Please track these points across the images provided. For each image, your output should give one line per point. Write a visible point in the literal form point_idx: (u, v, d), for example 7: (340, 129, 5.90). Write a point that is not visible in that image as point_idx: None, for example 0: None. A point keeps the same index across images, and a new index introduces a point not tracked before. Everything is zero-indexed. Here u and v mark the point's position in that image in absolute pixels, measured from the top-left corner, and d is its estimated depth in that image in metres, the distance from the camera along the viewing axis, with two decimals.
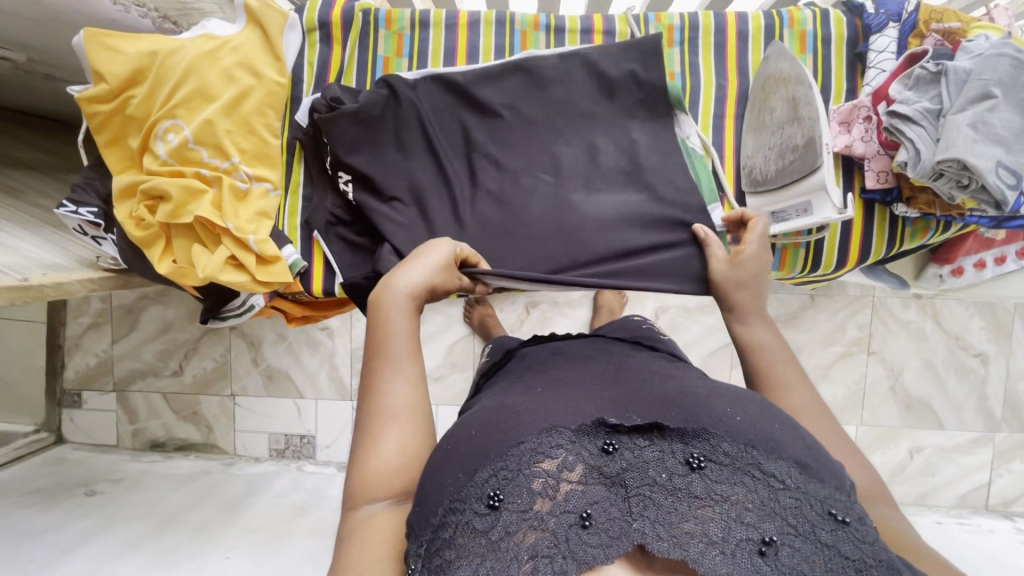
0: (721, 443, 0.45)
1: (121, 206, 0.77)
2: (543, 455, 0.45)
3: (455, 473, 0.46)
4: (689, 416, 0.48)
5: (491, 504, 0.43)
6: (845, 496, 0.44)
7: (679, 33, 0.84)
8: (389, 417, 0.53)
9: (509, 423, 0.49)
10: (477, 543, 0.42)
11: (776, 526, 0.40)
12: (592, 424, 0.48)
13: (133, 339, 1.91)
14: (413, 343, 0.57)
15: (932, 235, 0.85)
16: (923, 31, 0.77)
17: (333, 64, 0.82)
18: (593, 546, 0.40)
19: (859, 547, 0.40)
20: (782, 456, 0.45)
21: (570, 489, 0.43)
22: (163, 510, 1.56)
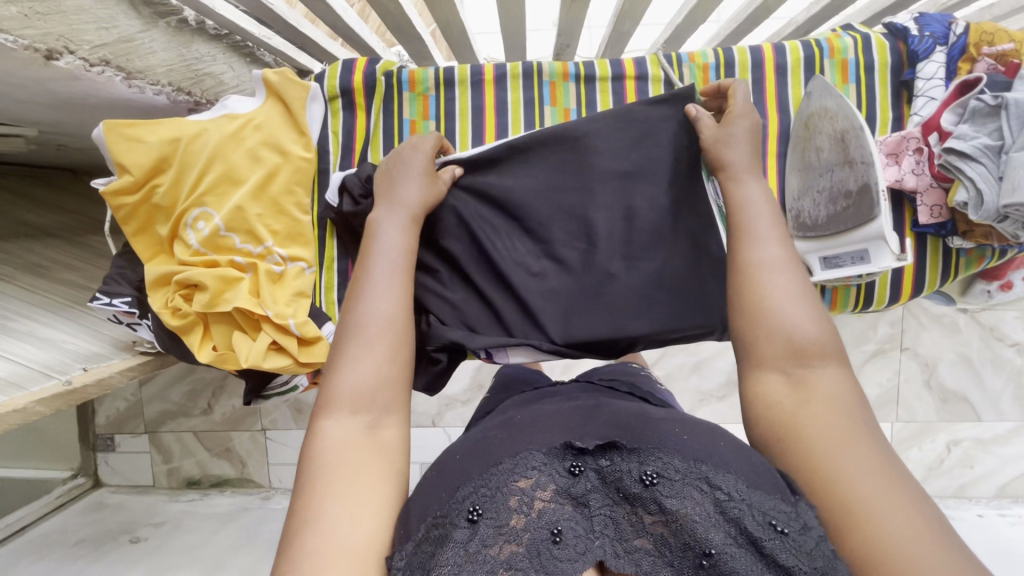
0: (670, 459, 0.40)
1: (156, 295, 0.75)
2: (519, 474, 0.41)
3: (439, 492, 0.43)
4: (640, 437, 0.43)
5: (470, 519, 0.39)
6: (791, 505, 0.39)
7: (714, 71, 0.80)
8: (371, 328, 0.53)
9: (496, 444, 0.45)
10: (454, 554, 0.37)
11: (720, 538, 0.36)
12: (559, 446, 0.43)
13: (160, 381, 1.91)
14: (402, 258, 0.58)
15: (988, 261, 0.81)
16: (975, 55, 0.73)
17: (358, 132, 0.79)
18: (562, 561, 0.36)
19: (795, 555, 0.36)
20: (730, 470, 0.40)
21: (543, 508, 0.39)
22: (209, 554, 1.59)
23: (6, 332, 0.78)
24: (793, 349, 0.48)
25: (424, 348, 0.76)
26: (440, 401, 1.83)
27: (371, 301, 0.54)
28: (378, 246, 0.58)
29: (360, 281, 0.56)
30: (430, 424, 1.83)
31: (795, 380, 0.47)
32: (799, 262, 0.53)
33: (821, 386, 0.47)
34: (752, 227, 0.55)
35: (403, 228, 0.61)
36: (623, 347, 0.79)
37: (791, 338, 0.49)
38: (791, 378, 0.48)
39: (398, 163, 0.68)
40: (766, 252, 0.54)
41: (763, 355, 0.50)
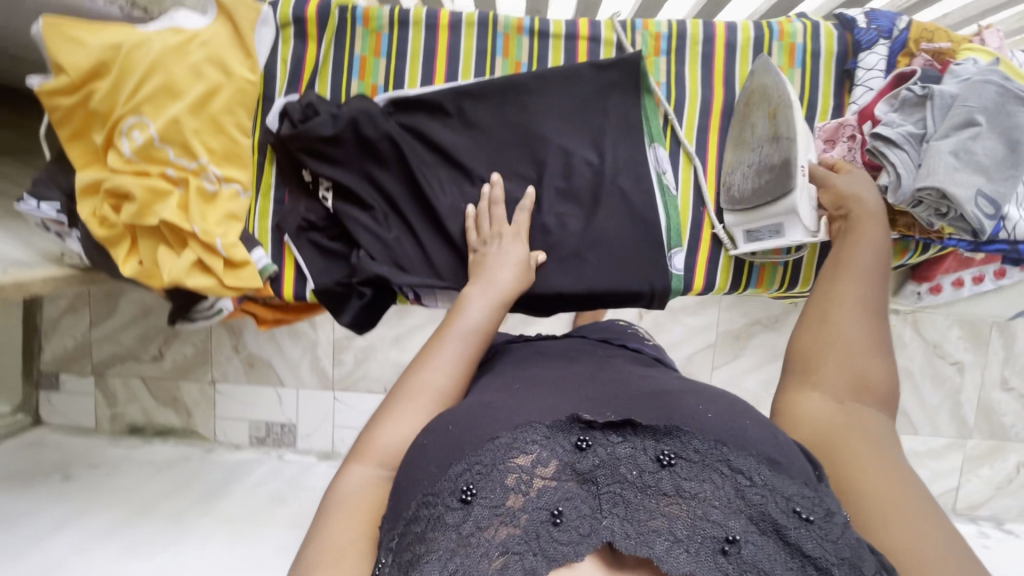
0: (692, 440, 0.45)
1: (85, 203, 0.74)
2: (518, 450, 0.44)
3: (430, 467, 0.46)
4: (663, 415, 0.48)
5: (463, 499, 0.43)
6: (813, 491, 0.44)
7: (666, 41, 0.81)
8: (422, 397, 0.55)
9: (484, 417, 0.48)
10: (446, 538, 0.41)
11: (741, 525, 0.41)
12: (566, 419, 0.47)
13: (113, 323, 1.89)
14: (476, 342, 0.61)
15: (911, 254, 0.86)
16: (913, 49, 0.76)
17: (307, 63, 0.79)
18: (563, 545, 0.40)
19: (820, 546, 0.40)
20: (751, 452, 0.45)
21: (543, 486, 0.43)
22: (141, 497, 1.54)
23: None
24: (856, 385, 0.52)
25: (352, 280, 0.76)
26: (394, 369, 1.85)
27: (432, 370, 0.57)
28: (459, 324, 0.61)
29: (431, 350, 0.59)
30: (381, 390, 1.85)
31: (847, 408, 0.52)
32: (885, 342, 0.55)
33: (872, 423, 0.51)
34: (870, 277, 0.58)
35: (489, 308, 0.64)
36: (552, 306, 0.81)
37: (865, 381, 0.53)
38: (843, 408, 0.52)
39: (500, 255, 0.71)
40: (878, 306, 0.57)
41: (823, 377, 0.54)
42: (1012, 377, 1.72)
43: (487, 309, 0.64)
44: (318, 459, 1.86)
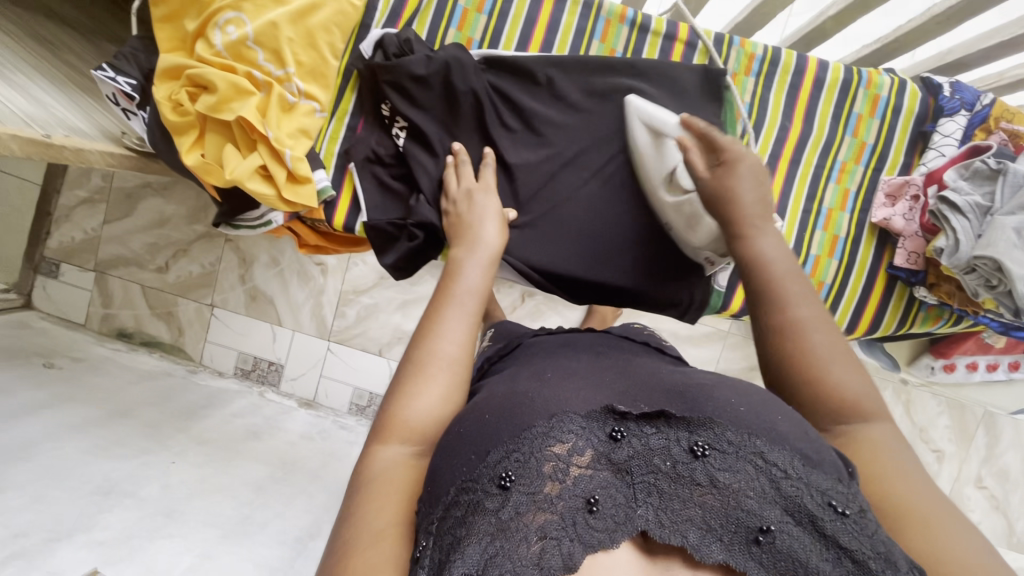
0: (725, 430, 0.40)
1: (162, 86, 0.74)
2: (555, 439, 0.40)
3: (468, 454, 0.42)
4: (693, 406, 0.43)
5: (502, 485, 0.38)
6: (847, 488, 0.40)
7: (758, 64, 0.82)
8: (433, 368, 0.54)
9: (522, 406, 0.43)
10: (486, 522, 0.37)
11: (777, 515, 0.38)
12: (600, 410, 0.43)
13: (127, 225, 1.87)
14: (476, 301, 0.60)
15: (942, 323, 0.88)
16: (992, 126, 0.79)
17: (410, 2, 0.78)
18: (599, 531, 0.37)
19: (858, 539, 0.38)
20: (785, 446, 0.41)
21: (579, 474, 0.39)
22: (118, 401, 1.46)
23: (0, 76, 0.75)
24: (834, 408, 0.49)
25: (406, 221, 0.77)
26: (393, 333, 1.85)
27: (441, 339, 0.56)
28: (461, 285, 0.61)
29: (435, 319, 0.58)
30: (376, 352, 1.85)
31: (837, 433, 0.49)
32: (831, 322, 0.54)
33: (871, 437, 0.48)
34: (777, 285, 0.56)
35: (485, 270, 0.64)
36: (591, 294, 0.83)
37: (835, 394, 0.50)
38: (834, 434, 0.49)
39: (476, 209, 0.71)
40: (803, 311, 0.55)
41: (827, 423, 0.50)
42: (989, 477, 1.66)
43: (484, 272, 0.64)
44: (299, 405, 1.84)
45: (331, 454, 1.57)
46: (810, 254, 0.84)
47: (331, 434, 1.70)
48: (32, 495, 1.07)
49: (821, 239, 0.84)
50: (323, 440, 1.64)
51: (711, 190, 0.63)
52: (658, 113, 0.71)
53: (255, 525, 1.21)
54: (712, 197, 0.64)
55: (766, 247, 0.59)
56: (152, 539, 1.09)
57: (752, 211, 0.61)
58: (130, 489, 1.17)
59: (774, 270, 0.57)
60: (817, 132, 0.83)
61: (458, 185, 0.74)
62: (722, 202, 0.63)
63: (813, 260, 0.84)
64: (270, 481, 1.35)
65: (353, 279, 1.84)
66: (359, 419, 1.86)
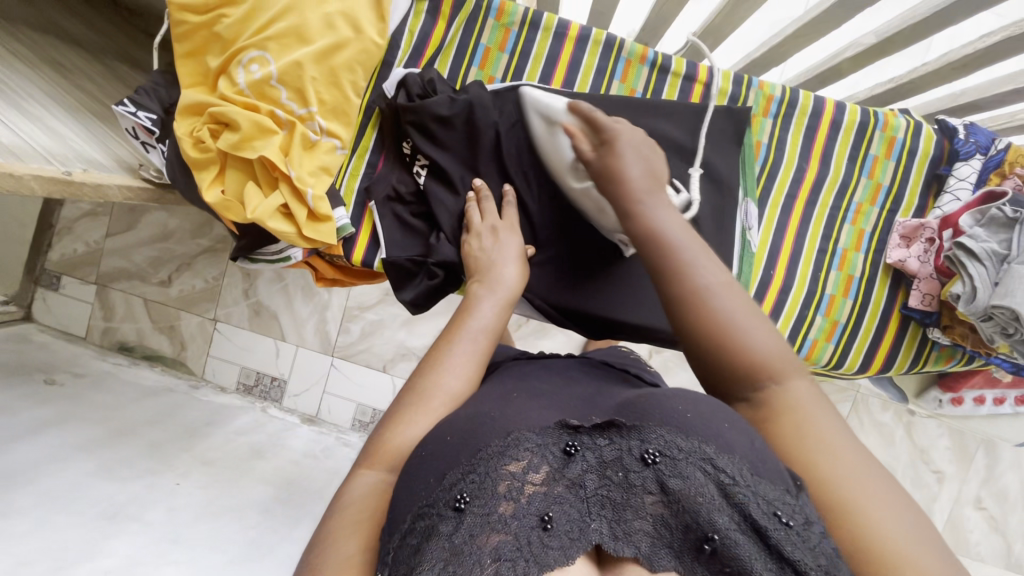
0: (676, 441, 0.41)
1: (182, 122, 0.73)
2: (509, 456, 0.40)
3: (428, 477, 0.42)
4: (645, 417, 0.44)
5: (456, 506, 0.38)
6: (794, 498, 0.40)
7: (776, 105, 0.82)
8: (433, 401, 0.53)
9: (482, 427, 0.44)
10: (439, 547, 0.36)
11: (725, 522, 0.37)
12: (554, 426, 0.43)
13: (130, 238, 1.86)
14: (486, 342, 0.60)
15: (955, 362, 0.88)
16: (1006, 171, 0.78)
17: (433, 41, 0.80)
18: (554, 550, 0.36)
19: (802, 550, 0.37)
20: (734, 454, 0.41)
21: (534, 492, 0.39)
22: (121, 419, 1.43)
23: (19, 110, 0.75)
24: (748, 375, 0.47)
25: (426, 260, 0.77)
26: (397, 349, 1.84)
27: (445, 374, 0.56)
28: (470, 323, 0.61)
29: (442, 352, 0.58)
30: (380, 368, 1.84)
31: (757, 402, 0.47)
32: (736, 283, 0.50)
33: (787, 407, 0.46)
34: (680, 252, 0.50)
35: (498, 309, 0.64)
36: (609, 331, 0.82)
37: (747, 361, 0.47)
38: (753, 403, 0.47)
39: (496, 247, 0.70)
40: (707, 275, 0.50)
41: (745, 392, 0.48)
42: (988, 498, 1.55)
43: (498, 311, 0.64)
44: (301, 421, 1.83)
45: (336, 473, 1.55)
46: (825, 293, 0.85)
47: (334, 451, 1.68)
48: (36, 520, 1.04)
49: (835, 279, 0.85)
50: (326, 458, 1.62)
51: (598, 177, 0.57)
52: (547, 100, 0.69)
53: (262, 549, 1.20)
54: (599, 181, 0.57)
55: (662, 217, 0.52)
56: (160, 566, 1.06)
57: (641, 186, 0.54)
58: (135, 512, 1.14)
59: (676, 239, 0.51)
60: (833, 172, 0.84)
61: (482, 221, 0.73)
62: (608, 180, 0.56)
63: (828, 299, 0.85)
64: (275, 503, 1.34)
65: (358, 295, 1.83)
66: (362, 435, 1.85)
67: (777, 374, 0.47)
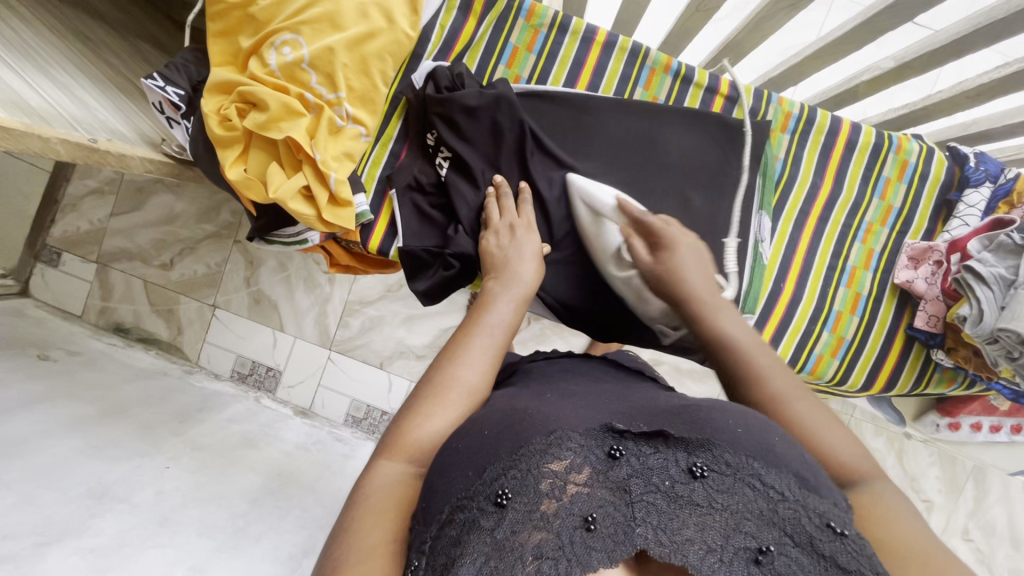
0: (724, 452, 0.41)
1: (210, 99, 0.74)
2: (553, 456, 0.40)
3: (465, 470, 0.42)
4: (691, 425, 0.43)
5: (499, 502, 0.38)
6: (843, 511, 0.41)
7: (794, 122, 0.84)
8: (451, 394, 0.54)
9: (521, 423, 0.44)
10: (480, 540, 0.37)
11: (776, 535, 0.38)
12: (599, 429, 0.43)
13: (134, 219, 1.86)
14: (503, 336, 0.61)
15: (955, 386, 0.90)
16: (1015, 201, 0.79)
17: (462, 37, 0.81)
18: (598, 551, 0.37)
19: (857, 560, 0.38)
20: (784, 469, 0.41)
21: (576, 492, 0.39)
22: (112, 398, 1.41)
23: (48, 77, 0.76)
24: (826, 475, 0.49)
25: (442, 251, 0.77)
26: (396, 346, 1.83)
27: (463, 367, 0.56)
28: (488, 319, 0.61)
29: (461, 346, 0.58)
30: (376, 365, 1.83)
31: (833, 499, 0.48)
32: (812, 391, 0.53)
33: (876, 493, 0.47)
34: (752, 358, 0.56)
35: (514, 304, 0.64)
36: (618, 334, 0.83)
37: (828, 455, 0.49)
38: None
39: (516, 245, 0.71)
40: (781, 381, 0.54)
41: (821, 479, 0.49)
42: (976, 530, 1.54)
43: (514, 306, 0.64)
44: (294, 413, 1.81)
45: (326, 467, 1.53)
46: (832, 309, 0.86)
47: (326, 445, 1.66)
48: (21, 495, 1.00)
49: (843, 295, 0.86)
50: (318, 452, 1.60)
51: (656, 277, 0.67)
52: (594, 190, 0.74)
53: (248, 538, 1.17)
54: (661, 284, 0.67)
55: (734, 332, 0.58)
56: (145, 548, 1.02)
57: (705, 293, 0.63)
58: (122, 493, 1.11)
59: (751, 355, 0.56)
60: (846, 192, 0.86)
61: (501, 218, 0.74)
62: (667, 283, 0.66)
63: (835, 315, 0.87)
64: (264, 493, 1.32)
65: (360, 290, 1.83)
66: (354, 431, 1.83)
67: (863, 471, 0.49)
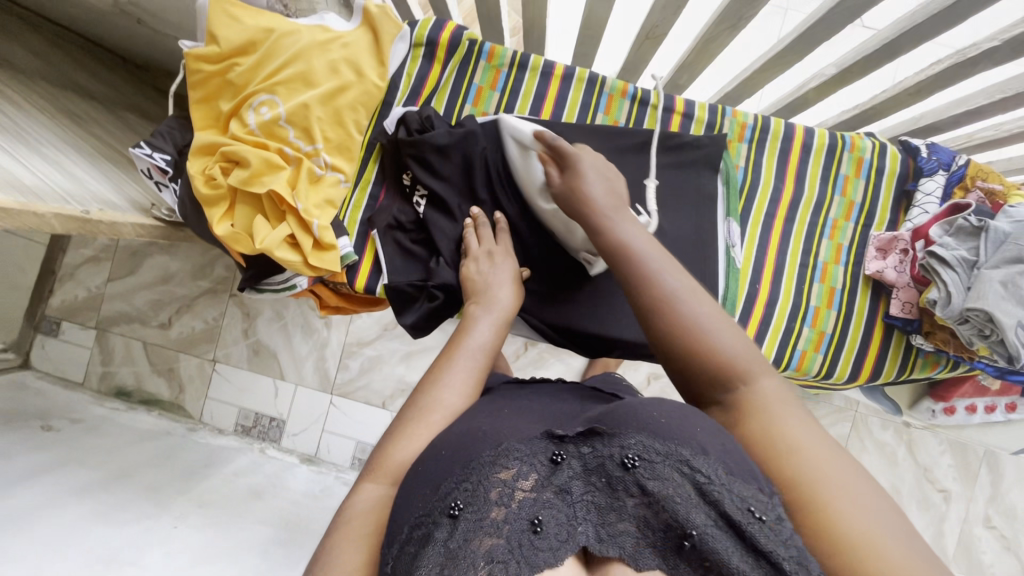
0: (652, 443, 0.41)
1: (196, 162, 0.78)
2: (501, 465, 0.41)
3: (425, 489, 0.44)
4: (620, 420, 0.43)
5: (451, 513, 0.40)
6: (769, 495, 0.40)
7: (750, 131, 0.88)
8: (433, 416, 0.55)
9: (473, 441, 0.46)
10: (435, 552, 0.38)
11: (702, 519, 0.38)
12: (541, 437, 0.44)
13: (131, 282, 1.89)
14: (484, 359, 0.63)
15: (941, 369, 0.91)
16: (969, 185, 0.84)
17: (429, 82, 0.86)
18: (544, 551, 0.37)
19: (773, 540, 0.37)
20: (713, 453, 0.41)
21: (523, 498, 0.40)
22: (117, 463, 1.40)
23: (40, 155, 0.80)
24: (720, 378, 0.49)
25: (426, 283, 0.80)
26: (396, 384, 1.84)
27: (445, 390, 0.58)
28: (468, 343, 0.64)
29: (442, 371, 0.60)
30: (378, 404, 1.83)
31: (727, 405, 0.49)
32: (702, 288, 0.53)
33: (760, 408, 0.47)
34: (648, 263, 0.53)
35: (494, 328, 0.67)
36: (605, 350, 0.86)
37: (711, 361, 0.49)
38: (724, 406, 0.49)
39: (492, 269, 0.74)
40: (673, 280, 0.52)
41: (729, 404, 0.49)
42: (998, 516, 1.52)
43: (492, 329, 0.67)
44: (300, 461, 1.80)
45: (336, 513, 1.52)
46: (810, 306, 0.89)
47: (333, 491, 1.65)
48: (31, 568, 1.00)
49: (818, 291, 0.89)
50: (325, 498, 1.59)
51: (563, 197, 0.63)
52: (519, 126, 0.73)
53: None
54: (567, 204, 0.63)
55: (628, 237, 0.56)
56: None
57: (603, 203, 0.60)
58: (131, 557, 1.11)
59: (646, 260, 0.53)
60: (808, 192, 0.90)
61: (479, 246, 0.77)
62: (575, 205, 0.61)
63: (813, 311, 0.89)
64: (275, 544, 1.31)
65: (357, 331, 1.86)
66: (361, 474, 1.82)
67: (745, 375, 0.49)
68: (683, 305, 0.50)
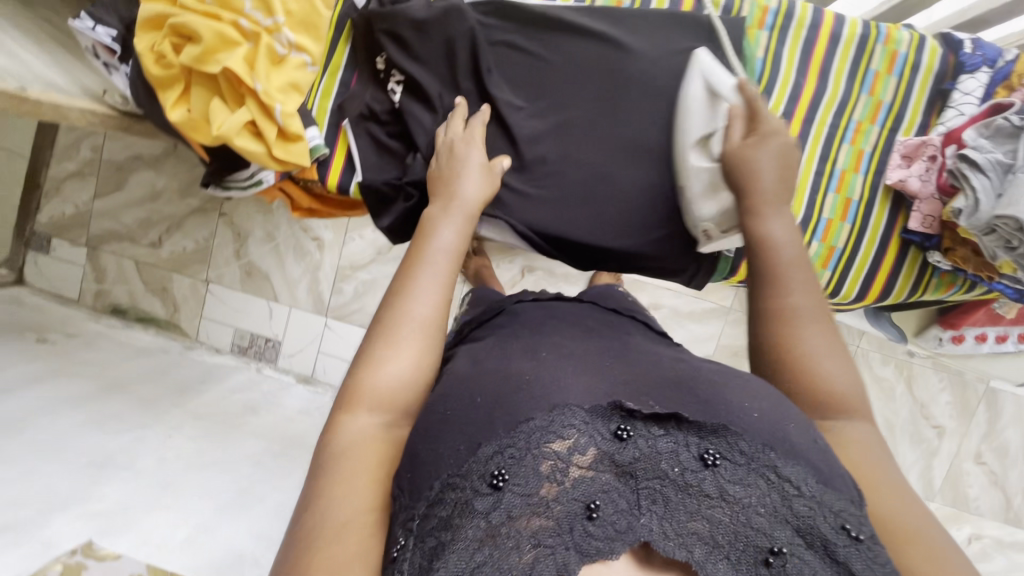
0: (740, 441, 0.38)
1: (143, 36, 0.69)
2: (554, 434, 0.37)
3: (456, 443, 0.39)
4: (706, 407, 0.40)
5: (494, 484, 0.36)
6: (859, 509, 0.38)
7: (772, 16, 0.79)
8: (404, 330, 0.49)
9: (519, 392, 0.40)
10: (474, 525, 0.35)
11: (788, 536, 0.36)
12: (606, 405, 0.39)
13: (117, 199, 1.83)
14: (450, 261, 0.55)
15: (955, 290, 0.85)
16: (1015, 84, 0.74)
17: None
18: (597, 539, 0.35)
19: (871, 567, 0.36)
20: (799, 459, 0.39)
21: (580, 476, 0.37)
22: (111, 374, 1.33)
23: None
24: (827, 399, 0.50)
25: (402, 181, 0.74)
26: None
27: (413, 300, 0.50)
28: (432, 247, 0.55)
29: (407, 278, 0.52)
30: None
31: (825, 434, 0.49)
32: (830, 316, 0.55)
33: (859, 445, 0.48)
34: (781, 271, 0.57)
35: (459, 230, 0.58)
36: (594, 263, 0.79)
37: (826, 386, 0.50)
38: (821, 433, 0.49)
39: (459, 160, 0.65)
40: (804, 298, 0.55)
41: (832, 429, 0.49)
42: (992, 453, 1.51)
43: (460, 228, 0.58)
44: (296, 381, 1.82)
45: None
46: (821, 218, 0.83)
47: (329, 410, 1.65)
48: (23, 469, 0.98)
49: (833, 202, 0.82)
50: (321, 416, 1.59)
51: (731, 165, 0.63)
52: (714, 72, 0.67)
53: (253, 498, 1.10)
54: (733, 174, 0.63)
55: (772, 234, 0.59)
56: (150, 511, 1.01)
57: (767, 193, 0.61)
58: (124, 461, 1.08)
59: (782, 256, 0.57)
60: (832, 89, 0.80)
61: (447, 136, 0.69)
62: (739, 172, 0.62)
63: (824, 224, 0.83)
64: (270, 455, 1.23)
65: (351, 254, 1.79)
66: None
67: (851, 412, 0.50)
68: (806, 321, 0.53)
